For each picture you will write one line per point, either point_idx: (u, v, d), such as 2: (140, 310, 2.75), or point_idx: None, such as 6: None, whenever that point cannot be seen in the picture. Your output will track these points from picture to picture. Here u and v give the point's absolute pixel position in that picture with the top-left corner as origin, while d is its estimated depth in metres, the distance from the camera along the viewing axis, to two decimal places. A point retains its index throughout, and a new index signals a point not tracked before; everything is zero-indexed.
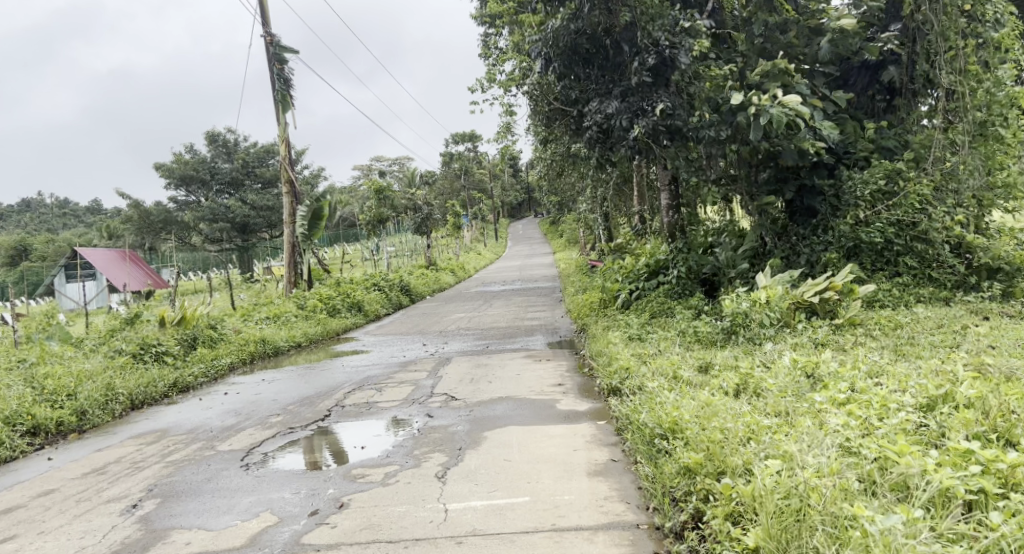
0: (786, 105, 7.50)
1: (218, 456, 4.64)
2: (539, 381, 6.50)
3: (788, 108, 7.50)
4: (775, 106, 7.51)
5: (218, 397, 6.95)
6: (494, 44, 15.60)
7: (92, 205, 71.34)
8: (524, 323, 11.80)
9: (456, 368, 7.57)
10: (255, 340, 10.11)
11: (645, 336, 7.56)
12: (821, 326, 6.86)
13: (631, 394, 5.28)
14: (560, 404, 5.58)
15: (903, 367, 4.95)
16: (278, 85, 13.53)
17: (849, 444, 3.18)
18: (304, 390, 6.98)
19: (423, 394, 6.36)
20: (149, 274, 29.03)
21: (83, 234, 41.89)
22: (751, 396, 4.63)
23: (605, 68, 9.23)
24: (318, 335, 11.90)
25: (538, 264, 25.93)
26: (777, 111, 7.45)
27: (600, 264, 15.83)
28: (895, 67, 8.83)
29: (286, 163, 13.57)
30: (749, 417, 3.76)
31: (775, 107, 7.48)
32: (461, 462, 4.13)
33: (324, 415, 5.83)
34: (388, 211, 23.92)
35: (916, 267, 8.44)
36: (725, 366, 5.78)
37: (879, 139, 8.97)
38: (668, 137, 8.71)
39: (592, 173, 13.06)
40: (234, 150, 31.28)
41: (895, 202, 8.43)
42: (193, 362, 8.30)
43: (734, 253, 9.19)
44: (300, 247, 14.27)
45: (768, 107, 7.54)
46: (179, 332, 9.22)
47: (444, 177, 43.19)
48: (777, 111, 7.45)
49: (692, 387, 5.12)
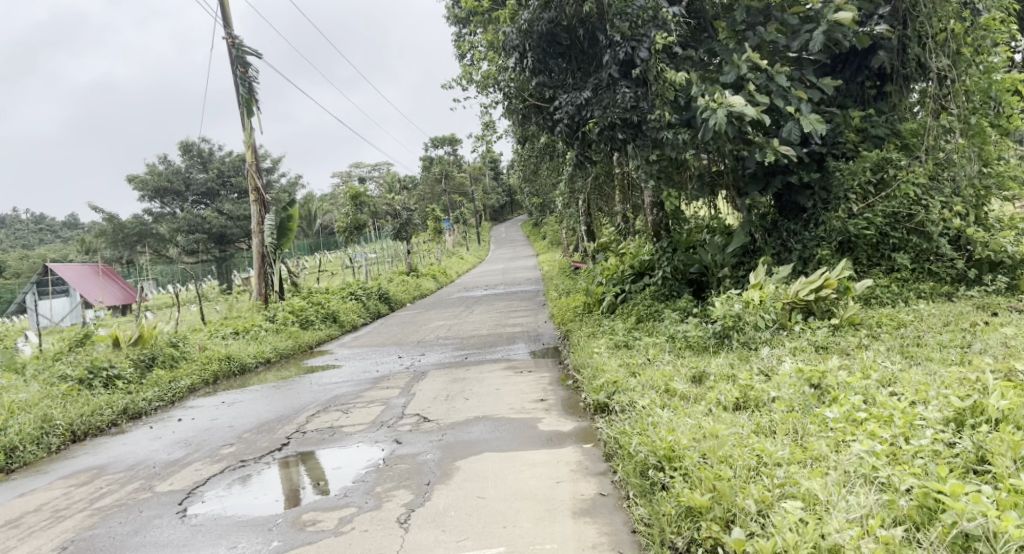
0: (734, 106, 7.03)
1: (153, 500, 4.11)
2: (519, 396, 6.00)
3: (735, 109, 7.04)
4: (721, 109, 7.09)
5: (172, 424, 6.40)
6: (469, 42, 15.10)
7: (69, 219, 70.07)
8: (505, 329, 11.32)
9: (431, 383, 7.05)
10: (220, 357, 9.53)
11: (633, 343, 7.08)
12: (819, 328, 6.42)
13: (620, 410, 4.78)
14: (541, 424, 5.06)
15: (918, 374, 4.47)
16: (241, 89, 12.92)
17: (879, 476, 2.75)
18: (266, 413, 6.42)
19: (393, 415, 5.82)
20: (124, 289, 28.25)
21: (57, 250, 40.73)
22: (754, 413, 4.15)
23: (580, 64, 8.79)
24: (290, 349, 11.28)
25: (523, 267, 25.42)
26: (723, 115, 7.05)
27: (584, 265, 15.36)
28: (885, 52, 8.40)
29: (252, 170, 12.98)
30: (755, 442, 3.29)
31: (720, 111, 7.08)
32: (428, 502, 3.62)
33: (280, 444, 5.28)
34: (366, 217, 23.30)
35: (914, 261, 8.02)
36: (721, 377, 5.29)
37: (868, 128, 8.56)
38: (628, 131, 8.34)
39: (573, 172, 12.62)
40: (208, 159, 30.47)
41: (889, 193, 8.00)
42: (147, 385, 7.70)
43: (722, 252, 8.72)
44: (270, 257, 13.64)
45: (716, 110, 7.15)
46: (135, 353, 8.61)
47: (425, 182, 42.60)
48: (721, 114, 7.06)
49: (688, 402, 4.64)
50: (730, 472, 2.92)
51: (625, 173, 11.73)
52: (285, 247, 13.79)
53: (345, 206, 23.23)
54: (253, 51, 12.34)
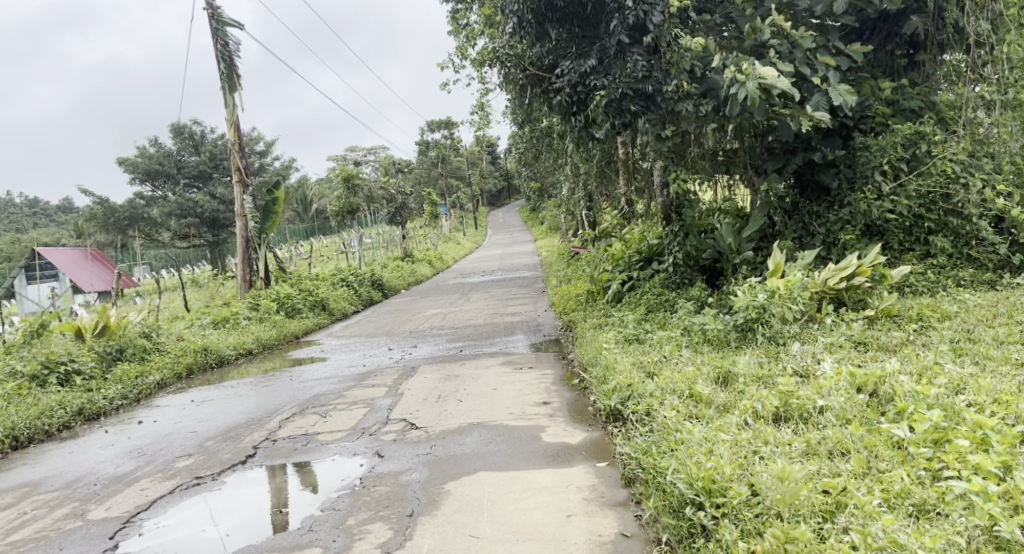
0: (766, 77, 6.47)
1: (81, 531, 3.50)
2: (519, 399, 5.31)
3: (767, 81, 6.47)
4: (752, 81, 6.50)
5: (130, 427, 5.71)
6: (465, 17, 14.33)
7: (63, 204, 69.18)
8: (504, 318, 10.66)
9: (423, 381, 6.38)
10: (196, 349, 8.83)
11: (645, 336, 6.38)
12: (854, 321, 5.74)
13: (639, 419, 4.13)
14: (545, 434, 4.38)
15: (991, 379, 3.80)
16: (221, 65, 12.14)
17: (998, 532, 2.32)
18: (236, 415, 5.74)
19: (377, 420, 5.14)
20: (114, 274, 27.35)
21: (52, 234, 39.72)
22: (803, 429, 3.50)
23: (583, 31, 7.95)
24: (274, 340, 10.58)
25: (522, 252, 24.66)
26: (754, 87, 6.47)
27: (585, 251, 14.65)
28: (918, 17, 7.65)
29: (234, 149, 12.22)
30: (822, 477, 2.75)
31: (750, 83, 6.48)
32: (408, 546, 3.03)
33: (245, 456, 4.60)
34: (360, 201, 22.50)
35: (951, 245, 7.33)
36: (753, 382, 4.62)
37: (899, 101, 7.84)
38: (640, 103, 7.60)
39: (573, 153, 11.91)
40: (200, 142, 29.56)
41: (924, 171, 7.29)
42: (110, 381, 7.02)
43: (737, 237, 7.93)
44: (254, 243, 12.85)
45: (745, 83, 6.54)
46: (100, 345, 7.93)
47: (421, 167, 41.69)
48: (752, 87, 6.47)
49: (718, 411, 3.98)
50: (806, 528, 2.42)
51: (630, 154, 11.01)
52: (269, 232, 13.06)
53: (338, 189, 22.42)
54: (235, 23, 11.58)
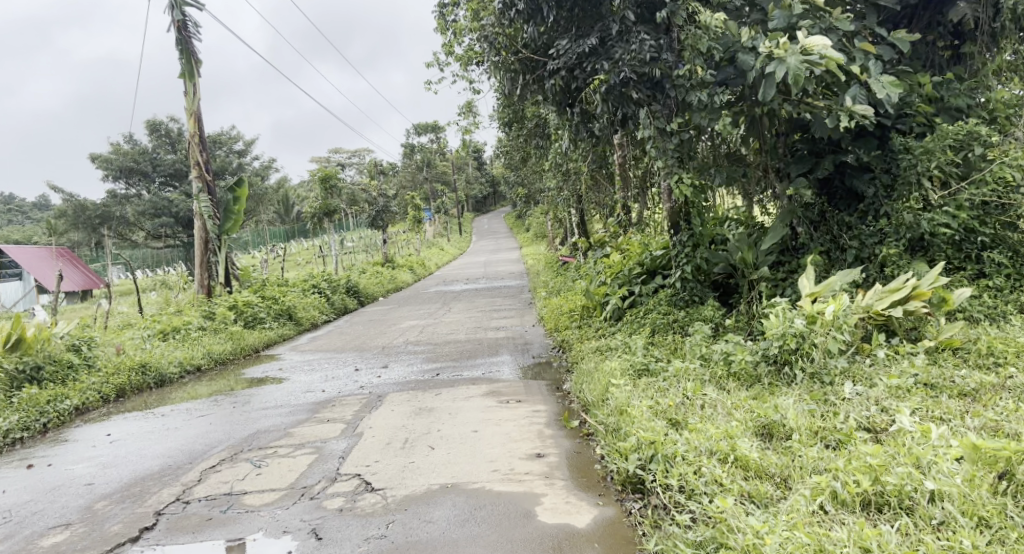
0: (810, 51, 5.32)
1: None
2: (505, 449, 4.20)
3: (812, 55, 5.30)
4: (794, 55, 5.29)
5: (15, 474, 4.57)
6: (452, 9, 13.22)
7: (41, 200, 67.18)
8: (487, 333, 9.54)
9: (387, 417, 5.25)
10: (132, 366, 7.63)
11: (655, 367, 5.28)
12: (915, 357, 4.69)
13: (672, 496, 3.07)
14: (541, 509, 3.29)
15: None
16: (178, 49, 10.94)
17: None
18: (150, 460, 4.60)
19: (322, 475, 4.02)
20: (88, 275, 25.81)
21: (24, 231, 37.86)
22: (918, 533, 2.50)
23: (585, 10, 6.80)
24: (229, 354, 9.41)
25: (507, 260, 23.53)
26: (795, 62, 5.25)
27: (575, 260, 13.58)
28: (967, 2, 6.58)
29: (194, 142, 11.00)
30: None
31: (792, 58, 5.28)
32: None
33: (141, 529, 3.47)
34: (340, 204, 21.22)
35: (1009, 265, 6.31)
36: (811, 440, 3.56)
37: (943, 98, 6.73)
38: (646, 89, 6.56)
39: (565, 157, 10.85)
40: (178, 139, 27.99)
41: (978, 178, 6.27)
42: (10, 409, 5.89)
43: (754, 249, 6.84)
44: (215, 245, 11.60)
45: (784, 57, 5.33)
46: (11, 362, 6.70)
47: (405, 171, 40.53)
48: (795, 62, 5.25)
49: (780, 490, 2.94)
50: None
51: (628, 157, 9.95)
52: (230, 233, 11.86)
53: (318, 192, 21.11)
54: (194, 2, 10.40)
